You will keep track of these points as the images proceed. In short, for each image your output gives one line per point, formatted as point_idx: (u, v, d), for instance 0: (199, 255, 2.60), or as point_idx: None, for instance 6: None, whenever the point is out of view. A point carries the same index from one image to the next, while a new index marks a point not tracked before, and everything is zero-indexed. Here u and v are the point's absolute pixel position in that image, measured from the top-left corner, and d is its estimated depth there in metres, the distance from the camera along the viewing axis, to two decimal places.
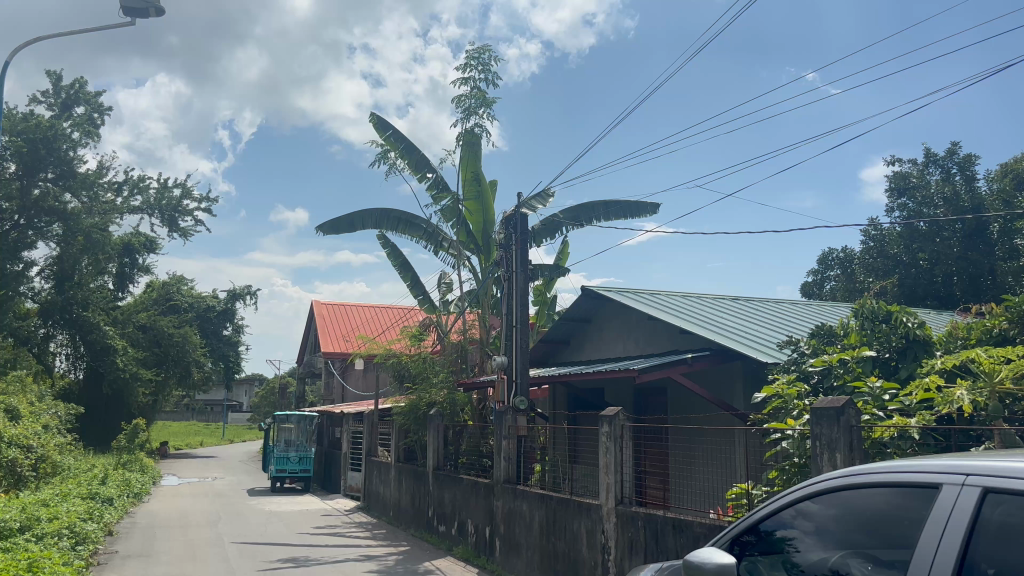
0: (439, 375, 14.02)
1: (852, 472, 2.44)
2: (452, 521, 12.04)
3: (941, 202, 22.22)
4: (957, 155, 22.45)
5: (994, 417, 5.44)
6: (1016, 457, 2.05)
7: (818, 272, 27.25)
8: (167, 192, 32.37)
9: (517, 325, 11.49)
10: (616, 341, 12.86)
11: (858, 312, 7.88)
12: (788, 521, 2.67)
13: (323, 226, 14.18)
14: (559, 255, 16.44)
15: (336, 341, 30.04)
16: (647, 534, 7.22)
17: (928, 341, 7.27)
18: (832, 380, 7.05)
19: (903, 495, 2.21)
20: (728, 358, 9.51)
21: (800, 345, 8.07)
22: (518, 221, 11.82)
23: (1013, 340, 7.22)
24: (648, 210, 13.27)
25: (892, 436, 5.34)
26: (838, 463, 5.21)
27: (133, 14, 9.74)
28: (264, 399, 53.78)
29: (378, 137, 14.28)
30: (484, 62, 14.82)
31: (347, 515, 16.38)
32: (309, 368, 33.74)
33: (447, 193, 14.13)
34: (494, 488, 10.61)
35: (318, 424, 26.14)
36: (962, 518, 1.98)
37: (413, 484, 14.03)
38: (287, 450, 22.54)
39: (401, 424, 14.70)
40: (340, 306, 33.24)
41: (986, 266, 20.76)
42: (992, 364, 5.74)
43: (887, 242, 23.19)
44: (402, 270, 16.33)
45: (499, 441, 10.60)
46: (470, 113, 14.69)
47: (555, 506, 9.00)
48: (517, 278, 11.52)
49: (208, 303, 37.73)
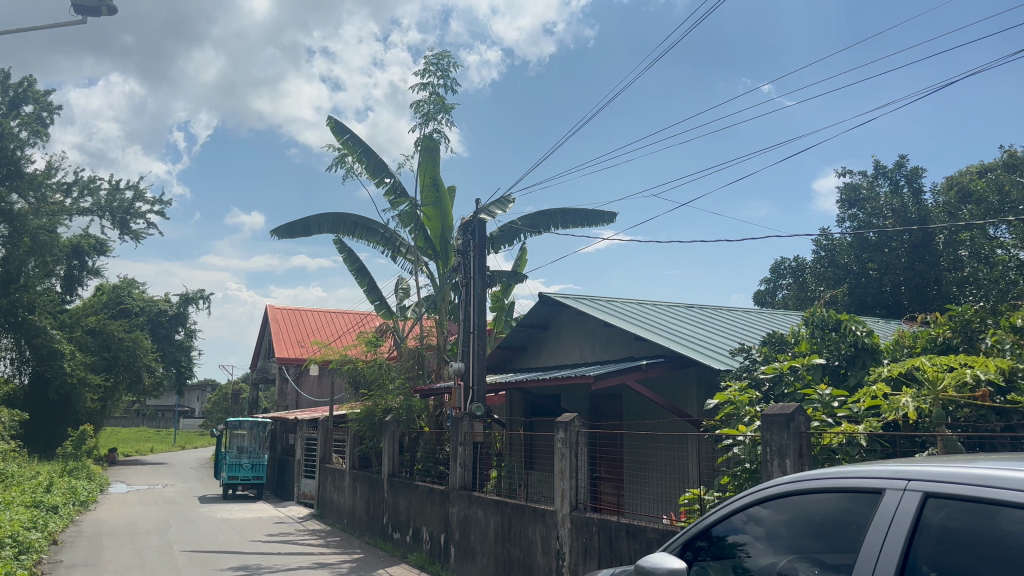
0: (395, 382, 13.95)
1: (802, 477, 2.48)
2: (406, 528, 11.96)
3: (890, 213, 22.64)
4: (906, 167, 22.97)
5: (938, 424, 5.56)
6: (957, 463, 2.10)
7: (770, 280, 27.66)
8: (118, 194, 31.80)
9: (474, 331, 11.49)
10: (573, 347, 12.91)
11: (809, 321, 7.98)
12: (738, 526, 2.70)
13: (279, 230, 14.06)
14: (517, 261, 16.47)
15: (290, 345, 29.72)
16: (601, 539, 7.26)
17: (876, 349, 7.42)
18: (783, 387, 7.15)
19: (851, 499, 2.25)
20: (682, 365, 9.60)
21: (752, 352, 8.18)
22: (476, 226, 11.82)
23: (957, 349, 7.40)
24: (605, 219, 13.37)
25: (841, 443, 5.45)
26: (788, 468, 5.29)
27: (84, 12, 9.56)
28: (216, 405, 53.05)
29: (335, 141, 14.21)
30: (443, 68, 14.85)
31: (300, 523, 16.21)
32: (262, 374, 33.30)
33: (405, 198, 14.09)
34: (449, 495, 10.57)
35: (272, 430, 25.82)
36: (904, 523, 2.03)
37: (368, 491, 13.93)
38: (239, 457, 22.23)
39: (356, 430, 14.59)
40: (295, 311, 32.92)
41: (932, 276, 21.28)
42: (936, 372, 5.87)
43: (838, 251, 23.63)
44: (358, 275, 16.24)
45: (455, 447, 10.56)
46: (429, 118, 14.68)
47: (509, 512, 9.00)
48: (475, 284, 11.55)
49: (160, 307, 37.13)
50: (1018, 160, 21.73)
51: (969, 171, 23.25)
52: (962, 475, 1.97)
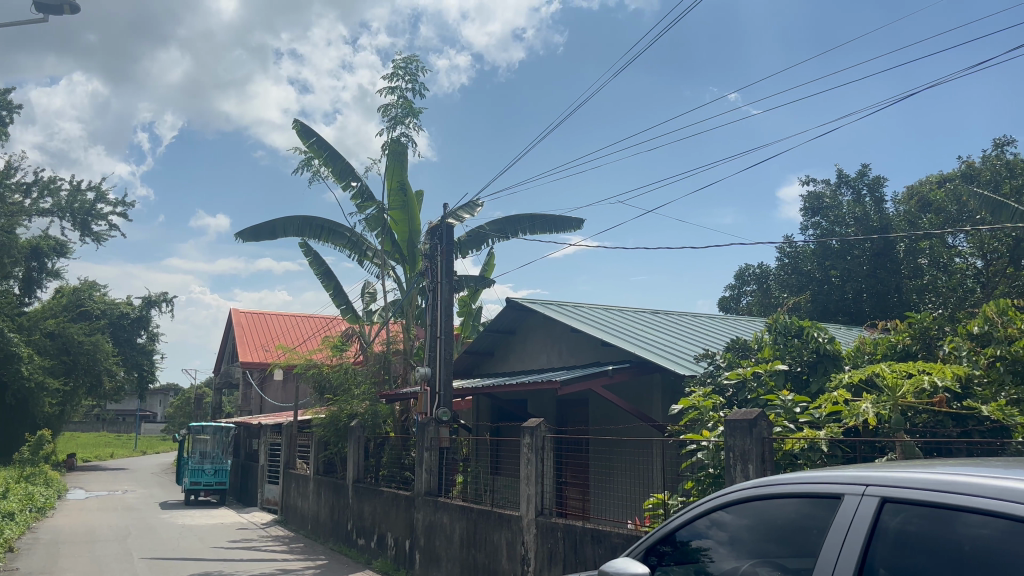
0: (361, 387, 13.87)
1: (765, 481, 2.51)
2: (371, 534, 11.87)
3: (852, 221, 22.94)
4: (867, 177, 23.34)
5: (896, 429, 5.66)
6: (914, 468, 2.13)
7: (734, 287, 27.94)
8: (79, 195, 31.33)
9: (441, 336, 11.46)
10: (540, 352, 12.92)
11: (772, 327, 8.06)
12: (702, 531, 2.73)
13: (243, 233, 13.92)
14: (484, 266, 16.48)
15: (254, 349, 29.42)
16: (566, 544, 7.26)
17: (837, 355, 7.54)
18: (746, 393, 7.22)
19: (811, 504, 2.28)
20: (647, 370, 9.67)
21: (716, 358, 8.25)
22: (443, 231, 11.80)
23: (916, 355, 7.55)
24: (572, 224, 13.41)
25: (802, 448, 5.53)
26: (751, 473, 5.34)
27: (47, 10, 9.42)
28: (179, 409, 52.33)
29: (301, 144, 14.11)
30: (412, 72, 14.83)
31: (263, 529, 16.03)
32: (226, 379, 32.90)
33: (372, 202, 14.04)
34: (415, 501, 10.52)
35: (235, 435, 25.52)
36: (861, 528, 2.06)
37: (332, 497, 13.81)
38: (202, 462, 21.93)
39: (321, 436, 14.46)
40: (259, 314, 32.60)
41: (893, 284, 21.63)
42: (895, 379, 5.97)
43: (801, 259, 23.93)
44: (324, 279, 16.13)
45: (421, 452, 10.51)
46: (397, 122, 14.64)
47: (475, 518, 8.98)
48: (442, 289, 11.53)
49: (122, 310, 36.61)
50: (975, 171, 22.21)
51: (928, 181, 23.71)
52: (919, 480, 2.00)
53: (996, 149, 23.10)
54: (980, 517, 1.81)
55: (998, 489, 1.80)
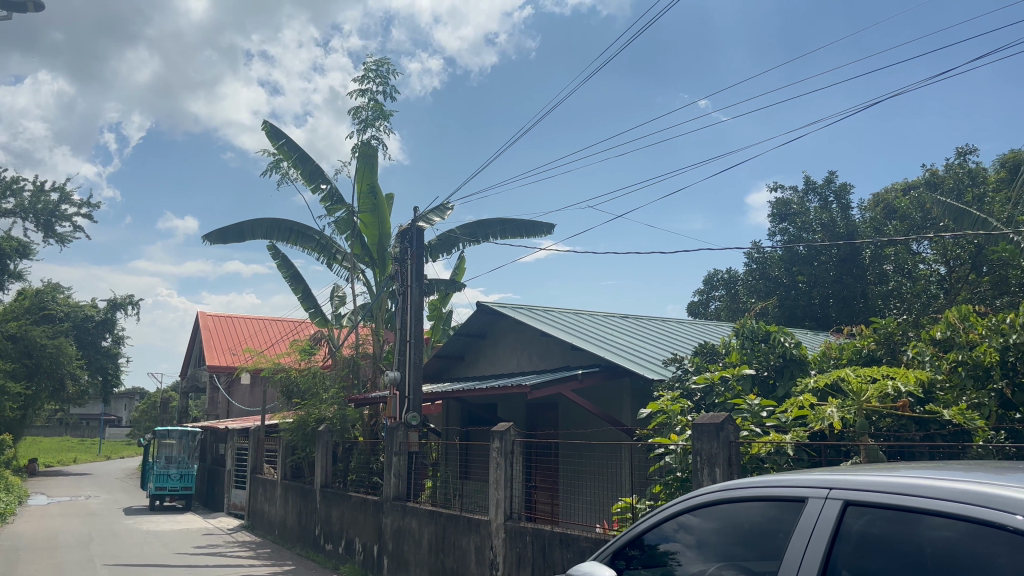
0: (330, 392, 13.85)
1: (731, 485, 2.53)
2: (339, 539, 11.79)
3: (819, 227, 23.19)
4: (834, 184, 23.62)
5: (861, 433, 5.74)
6: (877, 473, 2.16)
7: (703, 292, 28.11)
8: (42, 195, 30.85)
9: (411, 339, 11.43)
10: (510, 356, 12.93)
11: (739, 332, 8.11)
12: (669, 534, 2.75)
13: (211, 235, 13.79)
14: (455, 270, 16.46)
15: (221, 353, 29.07)
16: (535, 548, 7.26)
17: (804, 360, 7.62)
18: (714, 397, 7.27)
19: (777, 507, 2.30)
20: (616, 375, 9.70)
21: (683, 362, 8.30)
22: (414, 234, 11.77)
23: (881, 360, 7.67)
24: (543, 229, 13.44)
25: (769, 452, 5.58)
26: (717, 477, 5.37)
27: (10, 8, 9.26)
28: (145, 414, 51.63)
29: (270, 146, 14.01)
30: (383, 74, 14.80)
31: (230, 534, 15.85)
32: (193, 383, 32.47)
33: (341, 205, 13.97)
34: (383, 506, 10.46)
35: (202, 439, 25.23)
36: (824, 532, 2.08)
37: (300, 502, 13.70)
38: (167, 467, 21.64)
39: (288, 440, 14.34)
40: (227, 317, 32.26)
41: (859, 289, 21.92)
42: (859, 383, 6.05)
43: (768, 265, 24.15)
44: (293, 282, 16.02)
45: (389, 457, 10.46)
46: (367, 125, 14.59)
47: (444, 523, 8.95)
48: (411, 292, 11.50)
49: (86, 313, 36.10)
50: (939, 179, 22.58)
51: (893, 189, 24.07)
52: (882, 483, 2.03)
53: (959, 158, 23.49)
54: (944, 519, 1.83)
55: (957, 492, 1.83)
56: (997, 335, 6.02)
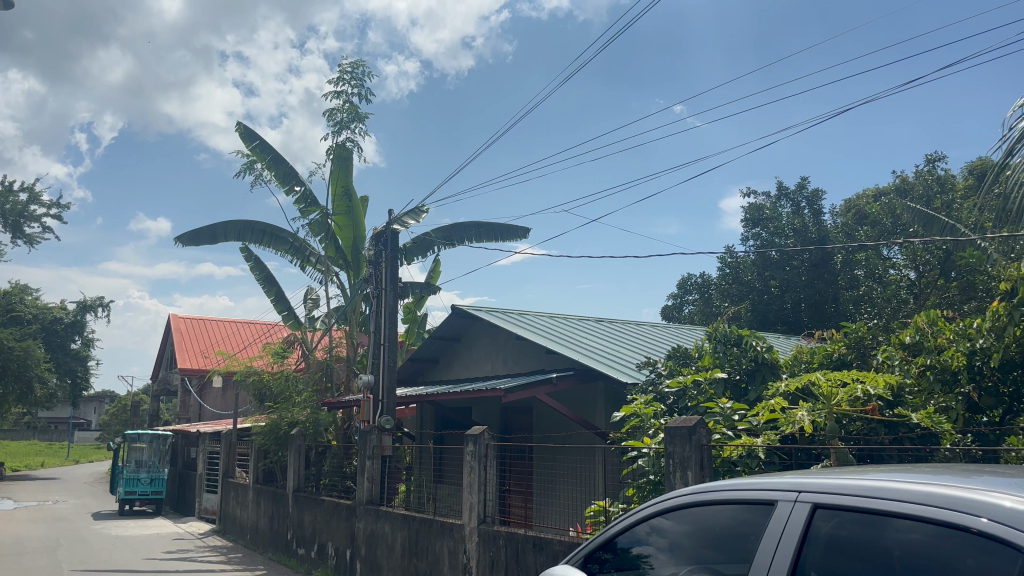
0: (302, 395, 13.77)
1: (703, 489, 2.54)
2: (311, 543, 11.71)
3: (791, 233, 23.37)
4: (806, 190, 23.83)
5: (832, 436, 5.79)
6: (845, 476, 2.19)
7: (677, 296, 28.24)
8: (11, 196, 30.42)
9: (385, 343, 11.39)
10: (484, 359, 12.92)
11: (711, 336, 8.15)
12: (642, 537, 2.76)
13: (183, 237, 13.66)
14: (430, 273, 16.44)
15: (193, 356, 28.77)
16: (508, 553, 7.26)
17: (775, 364, 7.69)
18: (687, 400, 7.31)
19: (747, 510, 2.31)
20: (590, 378, 9.72)
21: (657, 365, 8.33)
22: (389, 237, 11.72)
23: (851, 364, 7.76)
24: (518, 233, 13.45)
25: (740, 455, 5.63)
26: (689, 480, 5.40)
27: None
28: (114, 417, 50.99)
29: (243, 147, 13.91)
30: (359, 76, 14.75)
31: (201, 539, 15.68)
32: (164, 387, 32.12)
33: (316, 207, 13.90)
34: (356, 510, 10.40)
35: (173, 443, 24.97)
36: (793, 536, 2.10)
37: (271, 506, 13.61)
38: (137, 472, 21.37)
39: (261, 444, 14.23)
40: (198, 320, 31.95)
41: (830, 294, 22.14)
42: (830, 387, 6.13)
43: (741, 269, 24.31)
44: (266, 284, 15.91)
45: (363, 461, 10.41)
46: (342, 127, 14.53)
47: (417, 526, 8.92)
48: (386, 295, 11.46)
49: (55, 315, 35.61)
50: (909, 185, 22.84)
51: (865, 195, 24.33)
52: (851, 487, 2.05)
53: (929, 164, 23.79)
54: (910, 521, 1.85)
55: (924, 494, 1.86)
56: (964, 339, 6.11)
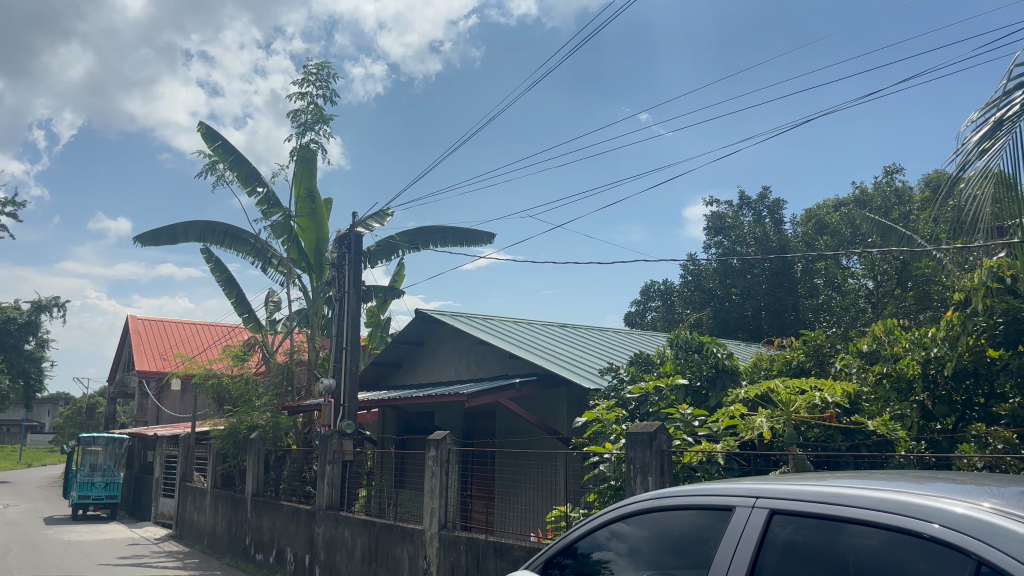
0: (262, 399, 13.62)
1: (662, 494, 2.56)
2: (270, 549, 11.58)
3: (752, 241, 23.67)
4: (768, 199, 24.15)
5: (789, 443, 5.88)
6: (801, 482, 2.21)
7: (640, 302, 28.41)
8: None
9: (347, 347, 11.31)
10: (448, 364, 12.89)
11: (673, 342, 8.19)
12: (602, 542, 2.77)
13: (143, 237, 13.46)
14: (394, 276, 16.39)
15: (151, 357, 28.31)
16: (469, 558, 7.24)
17: (735, 371, 7.77)
18: (648, 406, 7.36)
19: (706, 516, 2.33)
20: (553, 383, 9.76)
21: (619, 372, 8.37)
22: (352, 240, 11.65)
23: (809, 371, 7.88)
24: (483, 238, 13.45)
25: (700, 461, 5.67)
26: (649, 486, 5.43)
27: None
28: (68, 420, 49.92)
29: (205, 147, 13.74)
30: (323, 79, 14.70)
31: (155, 544, 15.42)
32: (121, 388, 31.53)
33: (278, 209, 13.79)
34: (316, 515, 10.30)
35: (129, 446, 24.55)
36: (749, 541, 2.12)
37: (229, 511, 13.44)
38: (91, 476, 20.97)
39: (219, 448, 14.05)
40: (157, 321, 31.44)
41: (790, 302, 22.42)
42: (788, 395, 6.23)
43: (703, 277, 24.54)
44: (226, 286, 15.73)
45: (323, 465, 10.30)
46: (306, 129, 14.44)
47: (377, 532, 8.86)
48: (349, 299, 11.38)
49: (8, 315, 34.79)
50: (867, 197, 23.27)
51: (824, 205, 24.75)
52: (807, 493, 2.07)
53: (887, 176, 24.27)
54: (865, 527, 1.88)
55: (876, 500, 1.89)
56: (919, 348, 6.21)
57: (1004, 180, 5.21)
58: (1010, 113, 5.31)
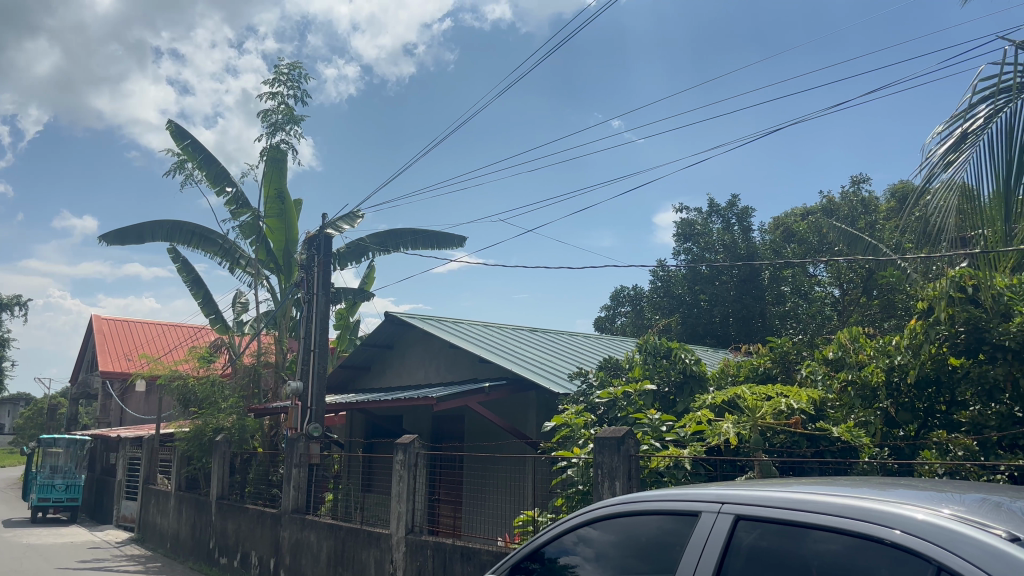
0: (228, 401, 13.48)
1: (629, 499, 2.57)
2: (234, 553, 11.45)
3: (721, 248, 23.87)
4: (737, 206, 24.36)
5: (756, 449, 5.93)
6: (767, 487, 2.23)
7: (609, 307, 28.51)
8: None
9: (315, 349, 11.22)
10: (417, 367, 12.84)
11: (642, 347, 8.22)
12: (569, 547, 2.77)
13: (108, 236, 13.28)
14: (364, 279, 16.31)
15: (115, 358, 27.87)
16: (436, 562, 7.21)
17: (702, 377, 7.82)
18: (617, 411, 7.40)
19: (673, 521, 2.34)
20: (523, 388, 9.76)
21: (588, 376, 8.38)
22: (322, 241, 11.57)
23: (775, 377, 7.96)
24: (455, 241, 13.43)
25: (667, 466, 5.71)
26: (617, 490, 5.45)
27: None
28: (27, 421, 49.00)
29: (174, 146, 13.60)
30: (294, 79, 14.62)
31: (117, 548, 15.18)
32: (83, 389, 31.02)
33: (247, 210, 13.66)
34: (281, 518, 10.21)
35: (91, 448, 24.16)
36: (716, 545, 2.13)
37: (194, 514, 13.27)
38: (51, 478, 20.60)
39: (183, 451, 13.87)
40: (121, 322, 30.98)
41: (757, 309, 22.65)
42: (755, 401, 6.30)
43: (672, 283, 24.67)
44: (193, 286, 15.55)
45: (289, 468, 10.20)
46: (277, 129, 14.33)
47: (344, 536, 8.80)
48: (317, 301, 11.29)
49: None
50: (835, 206, 23.56)
51: (792, 213, 25.04)
52: (770, 499, 2.09)
53: (854, 185, 24.60)
54: (827, 532, 1.90)
55: (840, 506, 1.91)
56: (883, 355, 6.29)
57: (967, 191, 5.30)
58: (975, 126, 5.42)
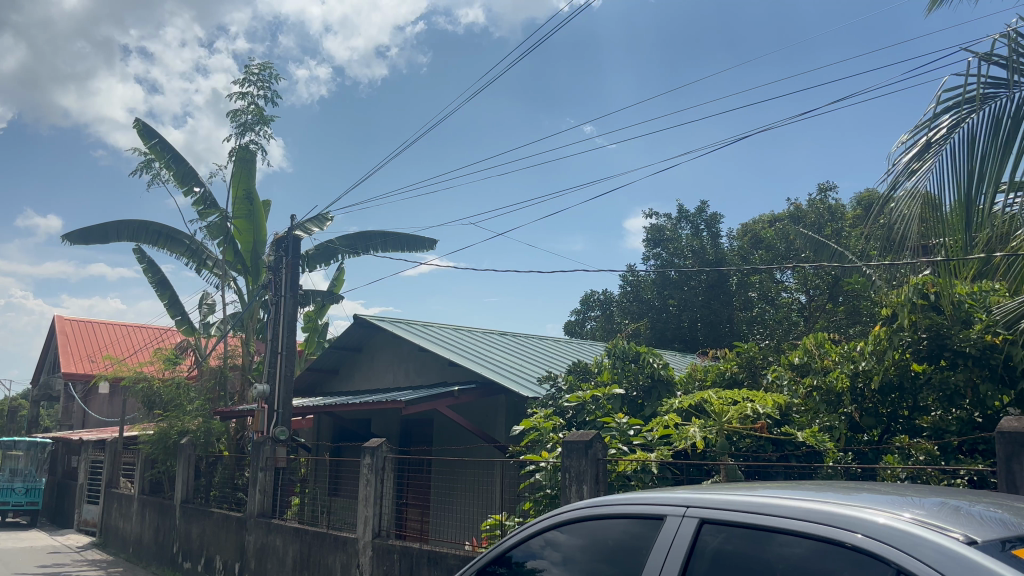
0: (194, 404, 13.33)
1: (596, 503, 2.57)
2: (198, 557, 11.31)
3: (690, 254, 24.04)
4: (706, 213, 24.58)
5: (722, 452, 5.99)
6: (730, 490, 2.25)
7: (579, 312, 28.57)
8: None
9: (283, 352, 11.13)
10: (386, 370, 12.79)
11: (611, 352, 8.25)
12: (536, 551, 2.77)
13: (72, 236, 13.09)
14: (334, 281, 16.23)
15: (79, 360, 27.45)
16: (402, 566, 7.18)
17: (670, 381, 7.87)
18: (585, 415, 7.42)
19: (640, 524, 2.35)
20: (493, 392, 9.75)
21: (558, 380, 8.38)
22: (290, 242, 11.48)
23: (741, 382, 8.04)
24: (425, 244, 13.40)
25: (634, 470, 5.73)
26: (585, 494, 5.46)
27: None
28: None
29: (141, 145, 13.44)
30: (264, 80, 14.53)
31: (78, 553, 14.93)
32: (45, 391, 30.45)
33: (214, 210, 13.53)
34: (246, 522, 10.11)
35: (52, 450, 23.75)
36: (680, 550, 2.14)
37: (157, 518, 13.09)
38: (11, 481, 20.22)
39: (147, 454, 13.69)
40: (84, 322, 30.48)
41: (724, 315, 22.88)
42: (721, 406, 6.35)
43: (641, 287, 24.81)
44: (159, 287, 15.36)
45: (254, 472, 10.11)
46: (246, 128, 14.21)
47: (310, 540, 8.72)
48: (285, 302, 11.20)
49: None
50: (802, 213, 23.84)
51: (760, 220, 25.31)
52: (734, 502, 2.11)
53: (821, 193, 24.94)
54: (791, 536, 1.92)
55: (803, 509, 1.93)
56: (848, 361, 6.38)
57: (930, 200, 5.39)
58: (939, 135, 5.53)
